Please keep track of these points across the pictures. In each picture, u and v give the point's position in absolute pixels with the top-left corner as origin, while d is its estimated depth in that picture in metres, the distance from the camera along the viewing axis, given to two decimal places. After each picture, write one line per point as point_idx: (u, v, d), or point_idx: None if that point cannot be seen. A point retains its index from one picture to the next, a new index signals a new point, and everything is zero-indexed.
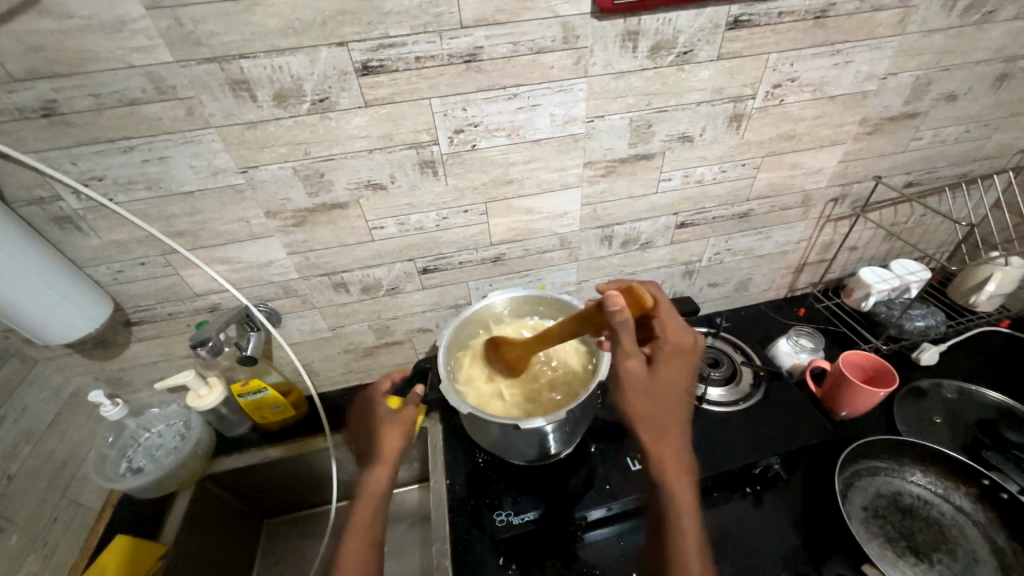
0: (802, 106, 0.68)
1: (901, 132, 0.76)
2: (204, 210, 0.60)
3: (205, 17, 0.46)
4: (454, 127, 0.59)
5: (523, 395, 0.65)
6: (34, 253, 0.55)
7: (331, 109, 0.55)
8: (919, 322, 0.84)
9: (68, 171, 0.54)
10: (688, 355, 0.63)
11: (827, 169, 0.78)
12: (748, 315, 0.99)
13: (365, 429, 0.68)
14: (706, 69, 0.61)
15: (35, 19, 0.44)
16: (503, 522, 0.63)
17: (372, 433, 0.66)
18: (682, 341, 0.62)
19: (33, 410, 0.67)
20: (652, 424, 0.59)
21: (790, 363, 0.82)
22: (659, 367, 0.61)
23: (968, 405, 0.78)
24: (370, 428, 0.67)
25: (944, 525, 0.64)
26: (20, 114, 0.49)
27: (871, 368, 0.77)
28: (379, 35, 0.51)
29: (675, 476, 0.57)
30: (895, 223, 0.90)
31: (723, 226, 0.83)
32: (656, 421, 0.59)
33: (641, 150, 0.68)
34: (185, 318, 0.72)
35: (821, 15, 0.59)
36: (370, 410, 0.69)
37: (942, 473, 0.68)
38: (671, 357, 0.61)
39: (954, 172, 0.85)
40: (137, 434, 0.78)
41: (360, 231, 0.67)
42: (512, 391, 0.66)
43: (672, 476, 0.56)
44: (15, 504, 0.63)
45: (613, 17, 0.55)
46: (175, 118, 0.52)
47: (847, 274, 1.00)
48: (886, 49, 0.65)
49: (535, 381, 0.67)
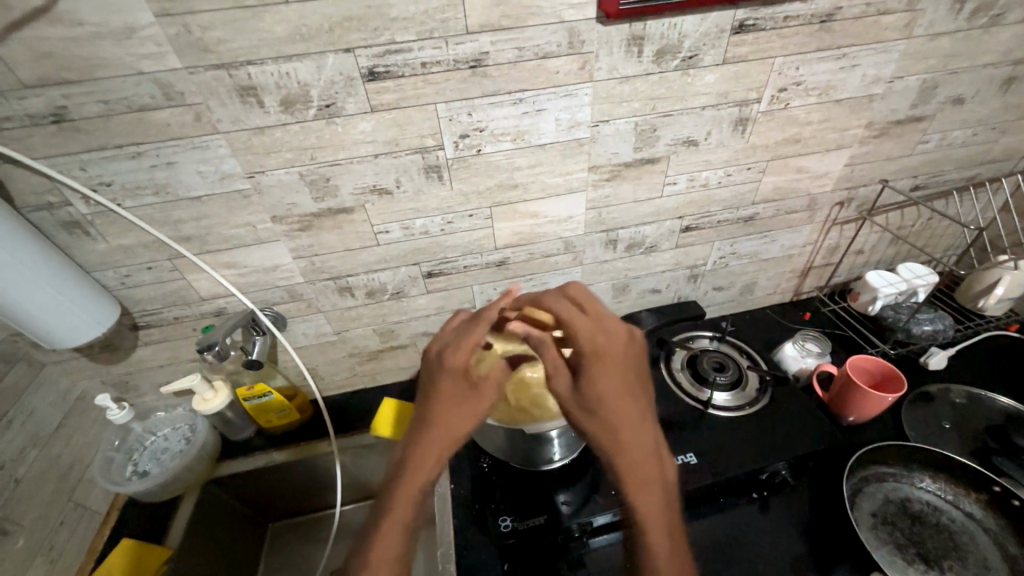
0: (808, 109, 0.68)
1: (907, 135, 0.75)
2: (211, 215, 0.61)
3: (214, 24, 0.47)
4: (459, 132, 0.60)
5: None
6: (43, 256, 0.55)
7: (337, 114, 0.55)
8: (927, 326, 0.83)
9: (76, 176, 0.55)
10: (626, 349, 0.54)
11: (833, 173, 0.78)
12: (754, 319, 0.98)
13: (435, 398, 0.55)
14: (711, 73, 0.61)
15: (45, 26, 0.45)
16: (507, 527, 0.63)
17: (447, 407, 0.54)
18: (610, 339, 0.53)
19: (41, 413, 0.68)
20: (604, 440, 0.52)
21: (797, 368, 0.82)
22: (584, 376, 0.52)
23: (977, 410, 0.78)
24: (444, 403, 0.54)
25: (955, 532, 0.63)
26: (30, 121, 0.50)
27: (880, 372, 0.76)
28: (385, 41, 0.51)
29: (644, 487, 0.50)
30: (902, 227, 0.90)
31: (729, 230, 0.82)
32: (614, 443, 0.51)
33: (646, 154, 0.68)
34: (191, 322, 0.72)
35: (827, 18, 0.59)
36: (449, 377, 0.55)
37: (952, 479, 0.67)
38: (593, 365, 0.52)
39: (961, 175, 0.85)
40: (143, 438, 0.78)
41: (365, 235, 0.67)
42: None
43: (642, 488, 0.50)
44: (22, 508, 0.63)
45: (619, 22, 0.55)
46: (183, 123, 0.53)
47: (853, 278, 0.99)
48: (892, 52, 0.64)
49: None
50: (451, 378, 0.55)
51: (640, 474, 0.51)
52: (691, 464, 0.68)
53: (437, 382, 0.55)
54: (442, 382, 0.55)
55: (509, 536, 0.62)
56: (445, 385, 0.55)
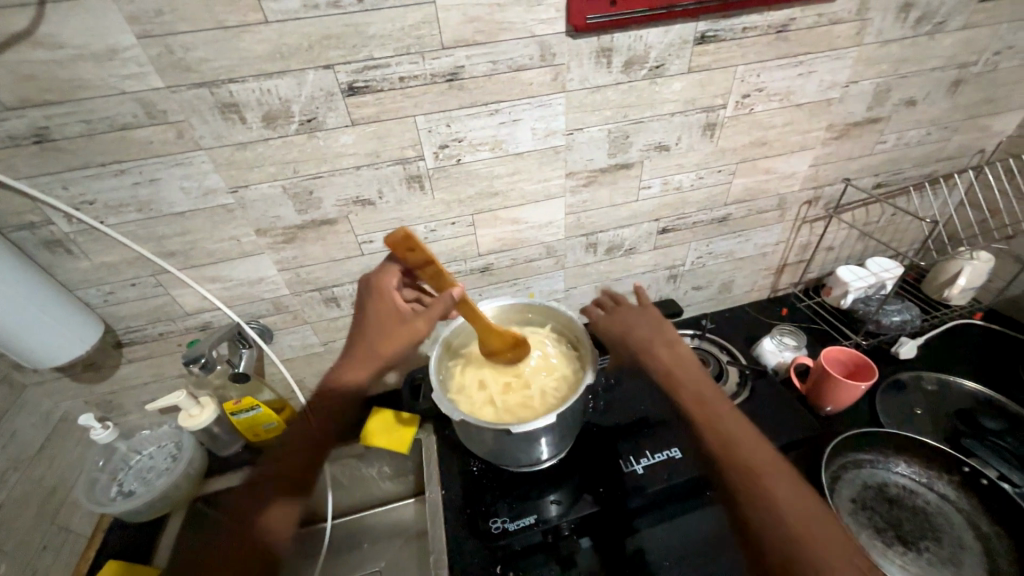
0: (771, 113, 0.71)
1: (866, 136, 0.79)
2: (195, 230, 0.62)
3: (195, 44, 0.48)
4: (438, 143, 0.62)
5: (515, 399, 0.67)
6: (43, 278, 0.58)
7: (318, 128, 0.57)
8: (895, 317, 0.87)
9: (59, 196, 0.55)
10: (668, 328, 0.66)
11: (799, 173, 0.81)
12: (734, 317, 1.01)
13: (368, 318, 0.64)
14: (678, 81, 0.64)
15: (27, 50, 0.46)
16: (499, 529, 0.64)
17: (382, 322, 0.63)
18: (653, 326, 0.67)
19: (21, 436, 0.67)
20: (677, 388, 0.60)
21: (775, 361, 0.85)
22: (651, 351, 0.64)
23: (947, 395, 0.81)
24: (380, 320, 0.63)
25: (930, 514, 0.65)
26: (12, 141, 0.50)
27: (852, 362, 0.79)
28: (364, 57, 0.53)
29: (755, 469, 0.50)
30: (868, 223, 0.94)
31: (704, 230, 0.85)
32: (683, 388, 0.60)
33: (620, 159, 0.71)
34: (176, 338, 0.72)
35: (782, 29, 0.63)
36: (380, 299, 0.63)
37: (925, 463, 0.69)
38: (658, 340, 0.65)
39: (920, 172, 0.89)
40: (127, 456, 0.77)
41: (350, 246, 0.69)
42: (504, 397, 0.67)
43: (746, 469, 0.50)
44: (3, 534, 0.62)
45: (587, 35, 0.57)
46: (166, 141, 0.54)
47: (826, 274, 1.03)
48: (846, 59, 0.68)
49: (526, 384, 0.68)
50: (383, 299, 0.63)
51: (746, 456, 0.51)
52: (676, 459, 0.69)
53: (371, 303, 0.64)
54: (376, 304, 0.63)
55: (500, 538, 0.63)
56: (377, 305, 0.63)
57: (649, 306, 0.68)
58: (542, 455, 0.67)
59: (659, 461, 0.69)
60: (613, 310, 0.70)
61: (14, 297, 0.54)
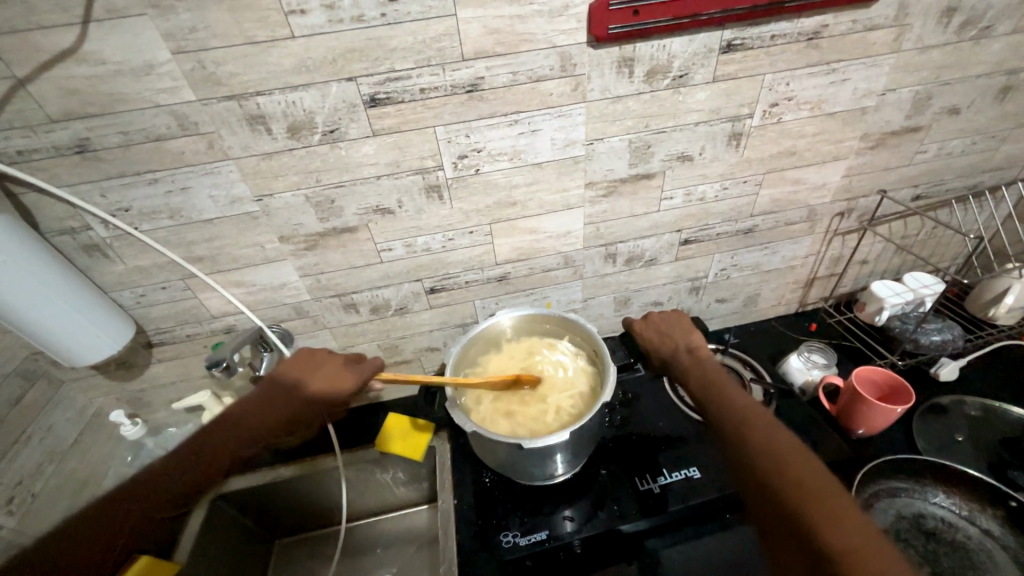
0: (801, 123, 0.69)
1: (904, 146, 0.76)
2: (222, 236, 0.64)
3: (226, 59, 0.50)
4: (458, 153, 0.62)
5: (528, 414, 0.66)
6: (87, 280, 0.63)
7: (341, 139, 0.58)
8: (935, 336, 0.82)
9: (97, 203, 0.58)
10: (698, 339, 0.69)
11: (831, 185, 0.78)
12: (759, 331, 0.98)
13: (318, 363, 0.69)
14: (701, 91, 0.63)
15: (72, 66, 0.48)
16: (509, 543, 0.63)
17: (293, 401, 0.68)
18: (687, 337, 0.69)
19: (58, 429, 0.70)
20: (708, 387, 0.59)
21: (803, 380, 0.81)
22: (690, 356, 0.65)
23: (993, 422, 0.76)
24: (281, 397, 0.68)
25: (970, 551, 0.61)
26: (56, 152, 0.53)
27: (887, 385, 0.74)
28: (386, 70, 0.54)
29: (803, 481, 0.45)
30: (906, 236, 0.89)
31: (728, 242, 0.83)
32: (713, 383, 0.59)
33: (642, 170, 0.69)
34: (202, 340, 0.75)
35: (814, 36, 0.61)
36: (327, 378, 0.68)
37: (967, 495, 0.65)
38: (692, 351, 0.66)
39: (962, 184, 0.84)
40: (154, 452, 0.79)
41: (369, 253, 0.70)
42: (519, 411, 0.66)
43: (798, 478, 0.45)
44: (39, 522, 0.67)
45: (609, 45, 0.57)
46: (197, 151, 0.56)
47: (860, 288, 0.98)
48: (882, 66, 0.65)
49: (542, 398, 0.67)
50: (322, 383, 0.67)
51: (795, 467, 0.46)
52: (694, 479, 0.67)
53: (313, 371, 0.68)
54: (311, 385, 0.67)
55: (509, 553, 0.62)
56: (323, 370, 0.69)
57: (682, 317, 0.72)
58: (557, 469, 0.66)
59: (676, 480, 0.67)
60: (651, 318, 0.74)
61: (75, 297, 0.59)
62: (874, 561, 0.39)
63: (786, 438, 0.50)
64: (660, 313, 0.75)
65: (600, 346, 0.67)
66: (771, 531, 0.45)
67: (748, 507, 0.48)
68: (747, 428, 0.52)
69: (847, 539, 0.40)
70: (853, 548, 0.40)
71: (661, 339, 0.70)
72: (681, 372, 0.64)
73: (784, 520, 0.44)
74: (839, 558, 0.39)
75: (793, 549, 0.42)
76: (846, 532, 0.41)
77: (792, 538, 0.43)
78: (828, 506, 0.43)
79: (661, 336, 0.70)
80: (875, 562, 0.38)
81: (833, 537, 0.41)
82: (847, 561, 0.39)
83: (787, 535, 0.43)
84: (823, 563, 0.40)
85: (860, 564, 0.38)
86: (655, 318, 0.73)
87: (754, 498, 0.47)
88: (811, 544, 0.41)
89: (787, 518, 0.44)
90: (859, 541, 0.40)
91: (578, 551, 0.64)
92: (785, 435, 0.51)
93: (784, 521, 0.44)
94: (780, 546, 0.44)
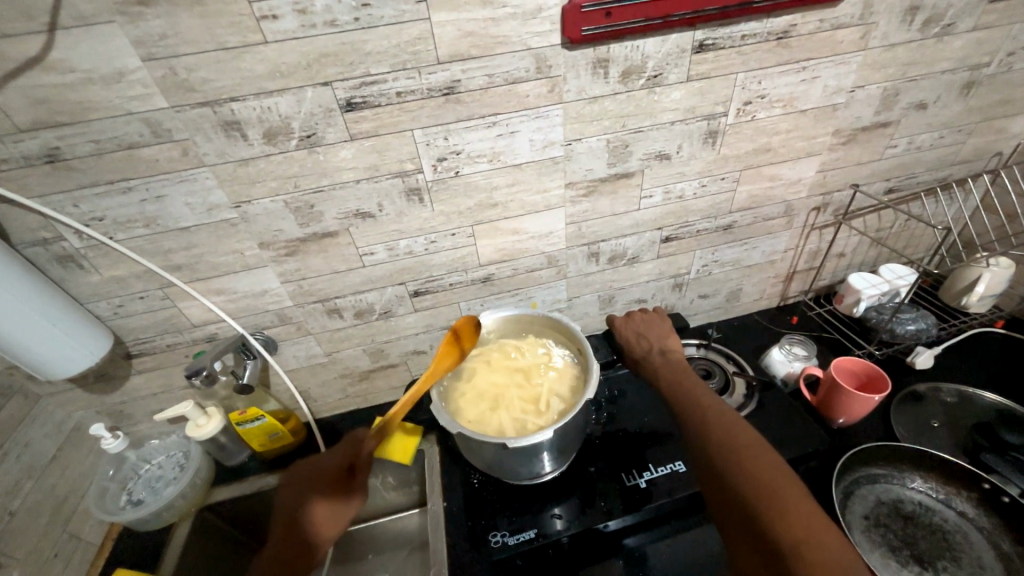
0: (774, 120, 0.70)
1: (875, 140, 0.78)
2: (200, 244, 0.63)
3: (198, 66, 0.50)
4: (437, 156, 0.62)
5: (529, 413, 0.65)
6: (61, 291, 0.62)
7: (318, 143, 0.58)
8: (910, 325, 0.84)
9: (70, 213, 0.57)
10: (672, 339, 0.70)
11: (806, 179, 0.80)
12: (741, 325, 0.99)
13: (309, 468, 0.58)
14: (676, 90, 0.64)
15: (39, 74, 0.47)
16: (498, 543, 0.63)
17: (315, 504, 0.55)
18: (661, 338, 0.70)
19: (34, 445, 0.69)
20: (676, 388, 0.61)
21: (784, 372, 0.82)
22: (665, 357, 0.67)
23: (969, 407, 0.78)
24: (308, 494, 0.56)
25: (947, 532, 0.62)
26: (26, 162, 0.52)
27: (865, 373, 0.76)
28: (361, 74, 0.54)
29: (758, 478, 0.46)
30: (881, 229, 0.92)
31: (709, 239, 0.84)
32: (681, 383, 0.61)
33: (620, 169, 0.70)
34: (183, 349, 0.74)
35: (783, 35, 0.62)
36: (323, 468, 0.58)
37: (943, 478, 0.66)
38: (667, 354, 0.67)
39: (932, 177, 0.87)
40: (137, 467, 0.79)
41: (351, 258, 0.69)
42: (518, 420, 0.65)
43: (752, 476, 0.46)
44: (18, 541, 0.64)
45: (583, 46, 0.58)
46: (171, 158, 0.55)
47: (838, 281, 1.00)
48: (851, 63, 0.67)
49: (542, 402, 0.66)
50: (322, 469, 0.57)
51: (750, 464, 0.47)
52: (681, 473, 0.68)
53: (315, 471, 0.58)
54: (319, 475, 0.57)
55: (499, 553, 0.63)
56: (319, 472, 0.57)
57: (659, 318, 0.74)
58: (543, 467, 0.66)
59: (662, 475, 0.68)
60: (630, 321, 0.75)
61: (48, 307, 0.58)
62: (822, 554, 0.39)
63: (743, 433, 0.51)
64: (638, 314, 0.76)
65: (585, 345, 0.68)
66: (730, 526, 0.46)
67: (710, 505, 0.49)
68: (708, 426, 0.53)
69: (794, 532, 0.41)
70: (799, 539, 0.41)
71: (640, 341, 0.71)
72: (654, 375, 0.65)
73: (739, 517, 0.45)
74: (786, 552, 0.40)
75: (748, 543, 0.44)
76: (794, 525, 0.42)
77: (747, 533, 0.44)
78: (778, 496, 0.44)
79: (642, 338, 0.71)
80: (819, 555, 0.39)
81: (780, 532, 0.41)
82: (792, 556, 0.40)
83: (744, 532, 0.44)
84: (772, 556, 0.41)
85: (805, 559, 0.39)
86: (633, 320, 0.75)
87: (714, 496, 0.49)
88: (761, 538, 0.42)
89: (743, 515, 0.45)
90: (808, 534, 0.41)
91: (567, 548, 0.65)
92: (746, 430, 0.52)
93: (740, 519, 0.45)
94: (737, 539, 0.45)
